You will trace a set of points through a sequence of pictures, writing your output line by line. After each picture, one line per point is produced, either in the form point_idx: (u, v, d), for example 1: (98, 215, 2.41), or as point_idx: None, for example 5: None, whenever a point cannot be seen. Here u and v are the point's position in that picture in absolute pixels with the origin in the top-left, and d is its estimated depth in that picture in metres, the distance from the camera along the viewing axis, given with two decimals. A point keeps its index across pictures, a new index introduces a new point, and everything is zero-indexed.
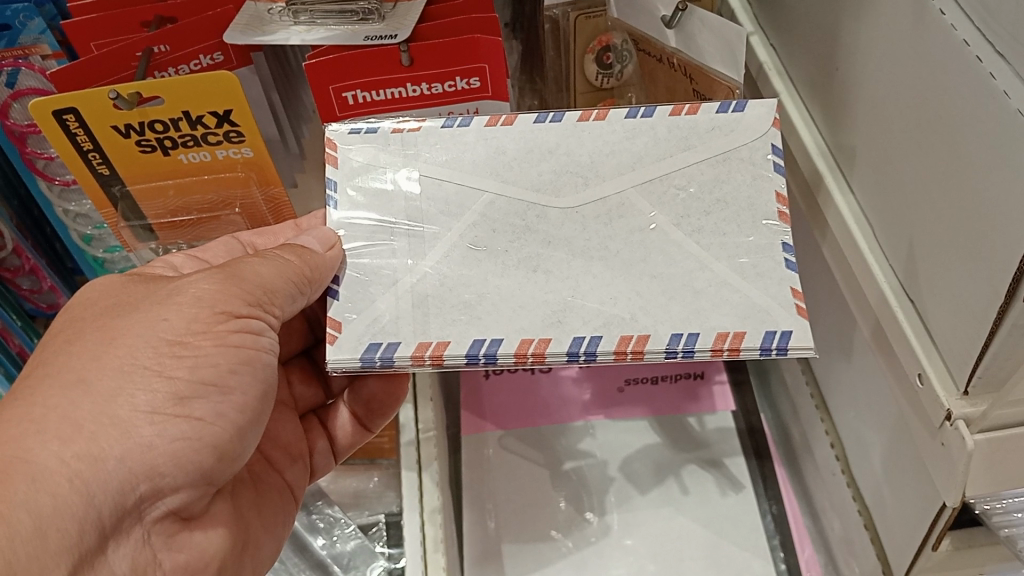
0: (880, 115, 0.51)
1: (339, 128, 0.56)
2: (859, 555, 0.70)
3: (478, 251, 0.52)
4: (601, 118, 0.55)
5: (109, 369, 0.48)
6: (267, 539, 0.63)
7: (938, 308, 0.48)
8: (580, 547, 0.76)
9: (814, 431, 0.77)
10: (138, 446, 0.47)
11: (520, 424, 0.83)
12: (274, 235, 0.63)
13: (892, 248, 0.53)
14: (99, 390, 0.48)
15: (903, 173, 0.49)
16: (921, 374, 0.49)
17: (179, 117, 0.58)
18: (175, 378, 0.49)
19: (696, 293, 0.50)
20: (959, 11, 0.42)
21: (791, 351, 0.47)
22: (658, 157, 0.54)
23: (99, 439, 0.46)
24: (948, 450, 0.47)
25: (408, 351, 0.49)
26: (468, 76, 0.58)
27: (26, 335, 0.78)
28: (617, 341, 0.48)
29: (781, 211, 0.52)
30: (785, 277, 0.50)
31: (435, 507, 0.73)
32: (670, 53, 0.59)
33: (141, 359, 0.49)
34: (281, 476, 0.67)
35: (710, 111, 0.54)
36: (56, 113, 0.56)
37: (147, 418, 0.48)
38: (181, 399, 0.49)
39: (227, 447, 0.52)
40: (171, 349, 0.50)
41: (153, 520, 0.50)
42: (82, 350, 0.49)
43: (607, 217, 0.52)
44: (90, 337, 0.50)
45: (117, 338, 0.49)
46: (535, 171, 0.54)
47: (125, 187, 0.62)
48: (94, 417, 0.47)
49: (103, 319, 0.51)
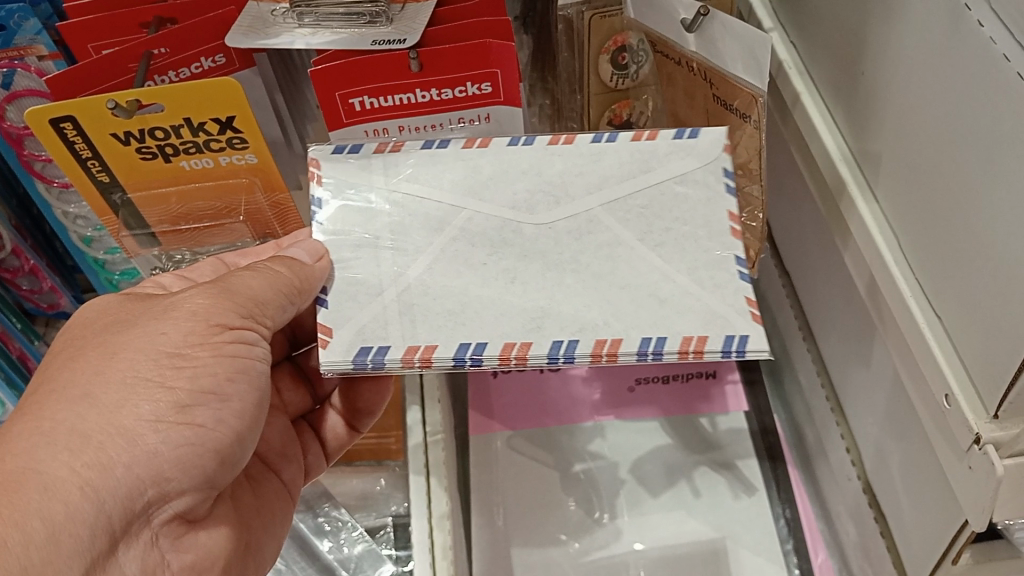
0: (910, 125, 0.49)
1: (324, 148, 0.55)
2: (876, 560, 0.69)
3: (460, 265, 0.50)
4: (568, 141, 0.54)
5: (113, 382, 0.47)
6: (269, 541, 0.62)
7: (970, 331, 0.46)
8: (589, 549, 0.75)
9: (830, 435, 0.75)
10: (145, 453, 0.46)
11: (529, 425, 0.82)
12: (256, 256, 0.62)
13: (920, 261, 0.51)
14: (104, 401, 0.46)
15: (935, 187, 0.47)
16: (948, 395, 0.47)
17: (181, 124, 0.56)
18: (176, 389, 0.48)
19: (660, 301, 0.48)
20: (998, 22, 0.40)
21: (750, 353, 0.46)
22: (622, 178, 0.52)
23: (108, 449, 0.45)
24: (975, 474, 0.46)
25: (398, 355, 0.47)
26: (480, 82, 0.55)
27: (26, 338, 0.76)
28: (592, 344, 0.47)
29: (732, 229, 0.51)
30: (739, 287, 0.48)
31: (444, 513, 0.72)
32: (689, 57, 0.55)
33: (144, 372, 0.48)
34: (278, 476, 0.66)
35: (666, 137, 0.53)
36: (53, 122, 0.54)
37: (151, 426, 0.47)
38: (183, 407, 0.48)
39: (228, 452, 0.51)
40: (169, 360, 0.49)
41: (160, 522, 0.49)
42: (84, 362, 0.48)
43: (576, 234, 0.51)
44: (92, 352, 0.49)
45: (117, 351, 0.48)
46: (509, 190, 0.52)
47: (126, 195, 0.60)
48: (101, 427, 0.46)
49: (103, 333, 0.50)
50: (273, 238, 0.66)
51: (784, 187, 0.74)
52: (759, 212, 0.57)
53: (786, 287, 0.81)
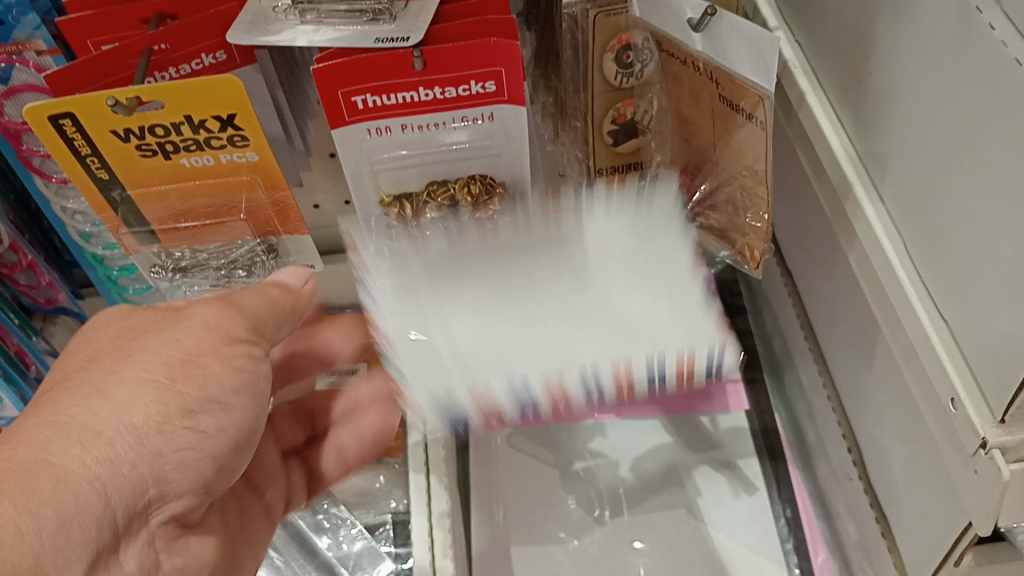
0: (919, 127, 0.49)
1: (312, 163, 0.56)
2: (876, 560, 0.69)
3: None
4: None
5: (127, 380, 0.47)
6: (248, 560, 0.62)
7: (976, 335, 0.46)
8: (589, 547, 0.75)
9: (831, 434, 0.75)
10: (151, 453, 0.47)
11: (531, 423, 0.82)
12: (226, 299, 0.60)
13: (926, 264, 0.50)
14: (116, 398, 0.47)
15: (943, 190, 0.47)
16: (954, 399, 0.47)
17: (181, 121, 0.55)
18: (185, 393, 0.49)
19: None
20: (1008, 24, 0.40)
21: None
22: None
23: (117, 445, 0.45)
24: (981, 478, 0.45)
25: None
26: (483, 80, 0.55)
27: (24, 334, 0.75)
28: None
29: None
30: None
31: (443, 511, 0.71)
32: (696, 56, 0.55)
33: (156, 373, 0.48)
34: (260, 498, 0.66)
35: None
36: (52, 118, 0.53)
37: (158, 428, 0.47)
38: (189, 412, 0.49)
39: (226, 460, 0.52)
40: (181, 365, 0.50)
41: (157, 524, 0.49)
42: (98, 365, 0.48)
43: None
44: (105, 355, 0.49)
45: (133, 353, 0.49)
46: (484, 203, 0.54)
47: (126, 192, 0.59)
48: (114, 424, 0.46)
49: (114, 338, 0.50)
50: (274, 236, 0.65)
51: (787, 185, 0.73)
52: (763, 213, 0.56)
53: (787, 286, 0.81)
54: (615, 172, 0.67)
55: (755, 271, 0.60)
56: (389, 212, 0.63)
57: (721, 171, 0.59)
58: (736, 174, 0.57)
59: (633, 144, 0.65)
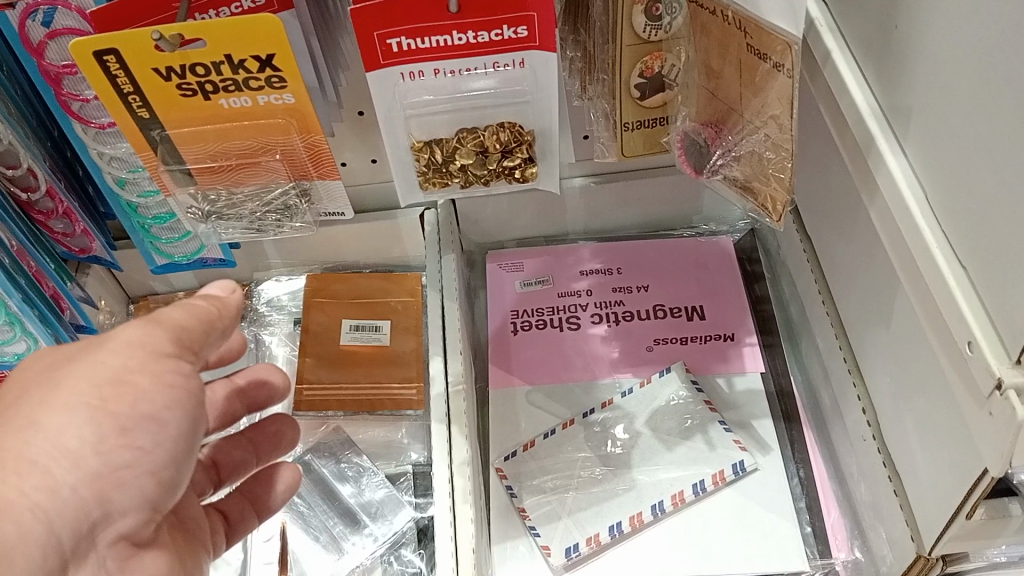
0: (946, 75, 0.49)
1: None
2: (887, 518, 0.69)
3: None
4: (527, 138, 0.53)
5: (55, 407, 0.47)
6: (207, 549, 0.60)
7: (998, 277, 0.47)
8: (608, 497, 0.76)
9: (845, 396, 0.76)
10: (89, 475, 0.47)
11: (551, 381, 0.85)
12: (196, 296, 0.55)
13: (946, 210, 0.51)
14: (46, 427, 0.47)
15: (966, 138, 0.48)
16: (971, 341, 0.48)
17: (222, 61, 0.56)
18: (116, 413, 0.48)
19: None
20: None
21: None
22: None
23: (53, 471, 0.46)
24: (996, 419, 0.46)
25: None
26: (516, 25, 0.56)
27: (59, 279, 0.78)
28: None
29: None
30: None
31: (464, 459, 0.73)
32: (724, 6, 0.55)
33: (85, 396, 0.48)
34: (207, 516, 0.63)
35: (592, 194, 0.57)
36: (96, 53, 0.54)
37: (93, 449, 0.47)
38: (123, 429, 0.48)
39: (167, 474, 0.50)
40: (111, 387, 0.48)
41: (106, 544, 0.49)
42: (30, 396, 0.49)
43: None
44: (35, 392, 0.49)
45: (60, 382, 0.48)
46: None
47: (165, 131, 0.62)
48: (46, 450, 0.46)
49: (51, 371, 0.50)
50: (307, 181, 0.68)
51: (812, 148, 0.74)
52: (787, 166, 0.58)
53: (806, 251, 0.81)
54: (642, 126, 0.68)
55: (776, 222, 0.62)
56: (419, 157, 0.65)
57: (746, 121, 0.60)
58: (762, 123, 0.59)
59: (660, 98, 0.66)
